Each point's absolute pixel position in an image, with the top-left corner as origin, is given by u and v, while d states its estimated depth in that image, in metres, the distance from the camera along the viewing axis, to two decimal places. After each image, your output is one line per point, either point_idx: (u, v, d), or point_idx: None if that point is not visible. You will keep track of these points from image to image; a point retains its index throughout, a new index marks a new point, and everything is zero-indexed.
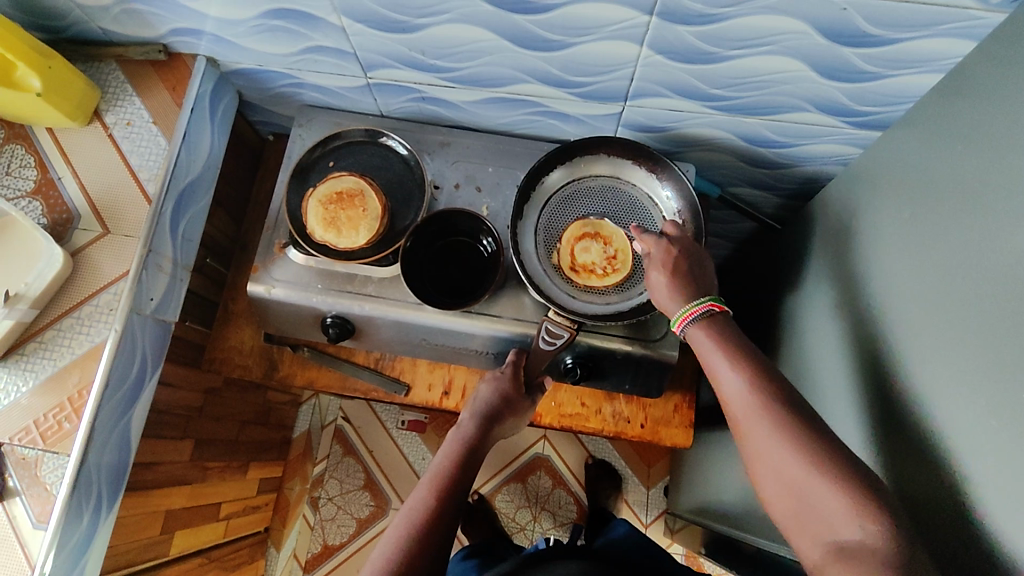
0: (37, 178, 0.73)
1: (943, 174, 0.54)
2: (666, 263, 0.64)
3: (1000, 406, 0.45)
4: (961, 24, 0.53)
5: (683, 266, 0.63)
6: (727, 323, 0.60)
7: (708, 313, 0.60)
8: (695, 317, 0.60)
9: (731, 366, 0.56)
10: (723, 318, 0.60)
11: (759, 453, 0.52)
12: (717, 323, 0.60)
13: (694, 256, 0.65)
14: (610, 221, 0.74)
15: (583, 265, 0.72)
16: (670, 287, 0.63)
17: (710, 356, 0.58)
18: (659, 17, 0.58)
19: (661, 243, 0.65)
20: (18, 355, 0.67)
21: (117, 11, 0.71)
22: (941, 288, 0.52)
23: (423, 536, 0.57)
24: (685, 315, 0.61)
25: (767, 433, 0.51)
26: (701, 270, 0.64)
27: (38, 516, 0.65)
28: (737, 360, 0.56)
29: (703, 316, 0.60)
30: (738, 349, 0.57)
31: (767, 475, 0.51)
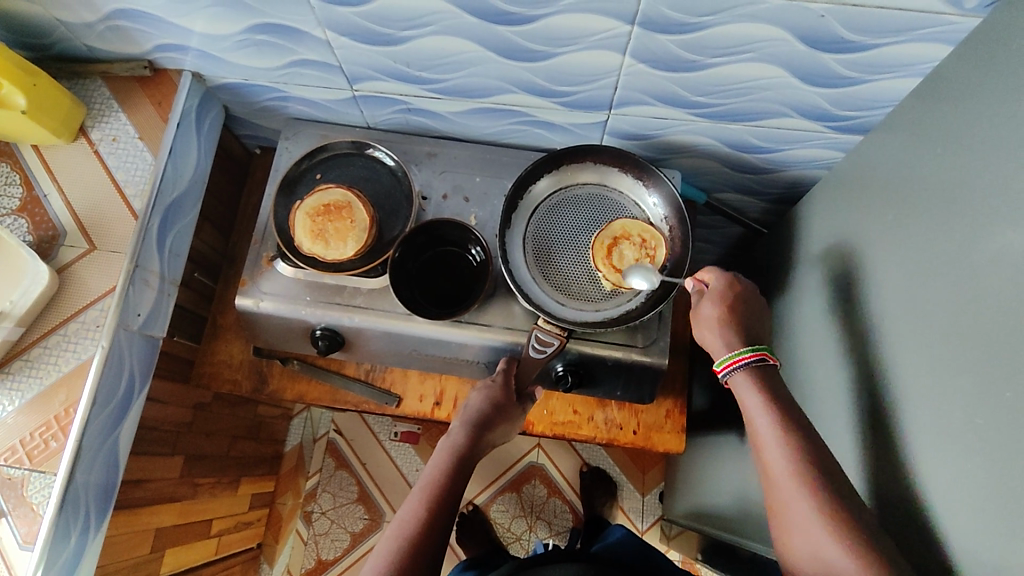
0: (22, 196, 0.73)
1: (922, 177, 0.55)
2: (724, 304, 0.66)
3: (981, 405, 0.45)
4: (936, 29, 0.54)
5: (738, 310, 0.66)
6: (774, 378, 0.61)
7: (758, 361, 0.62)
8: (745, 363, 0.62)
9: (777, 425, 0.57)
10: (771, 370, 0.62)
11: (790, 509, 0.54)
12: (767, 377, 0.61)
13: (750, 304, 0.67)
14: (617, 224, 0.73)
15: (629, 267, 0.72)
16: (723, 326, 0.65)
17: (755, 410, 0.59)
18: (641, 27, 0.59)
19: (723, 283, 0.68)
20: (3, 374, 0.67)
21: (101, 28, 0.71)
22: (920, 290, 0.53)
23: (414, 547, 0.56)
24: (731, 360, 0.62)
25: (803, 497, 0.53)
26: (753, 319, 0.66)
27: (23, 536, 0.64)
28: (785, 420, 0.57)
29: (750, 365, 0.61)
30: (787, 410, 0.58)
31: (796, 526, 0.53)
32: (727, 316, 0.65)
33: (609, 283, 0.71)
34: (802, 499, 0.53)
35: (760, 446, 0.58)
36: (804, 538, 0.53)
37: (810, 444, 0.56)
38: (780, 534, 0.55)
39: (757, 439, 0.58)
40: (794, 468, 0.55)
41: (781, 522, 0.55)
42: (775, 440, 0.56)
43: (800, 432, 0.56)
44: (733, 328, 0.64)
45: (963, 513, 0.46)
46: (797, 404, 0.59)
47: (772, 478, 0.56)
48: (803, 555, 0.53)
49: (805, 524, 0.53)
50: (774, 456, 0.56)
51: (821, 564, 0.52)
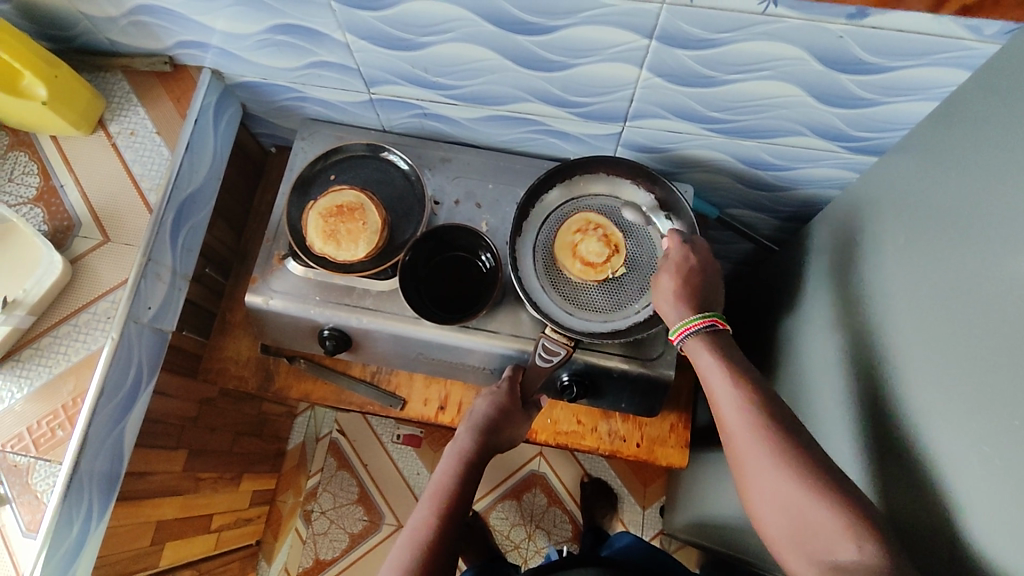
0: (39, 185, 0.74)
1: (936, 200, 0.55)
2: (678, 275, 0.65)
3: (989, 433, 0.45)
4: (954, 54, 0.54)
5: (693, 281, 0.65)
6: (728, 344, 0.61)
7: (709, 327, 0.62)
8: (695, 330, 0.62)
9: (729, 379, 0.57)
10: (724, 336, 0.62)
11: (752, 472, 0.53)
12: (719, 341, 0.61)
13: (709, 274, 0.66)
14: (558, 240, 0.73)
15: (608, 242, 0.72)
16: (673, 296, 0.64)
17: (712, 375, 0.59)
18: (659, 41, 0.59)
19: (682, 251, 0.67)
20: (13, 361, 0.67)
21: (124, 23, 0.72)
22: (930, 313, 0.53)
23: (428, 555, 0.57)
24: (683, 328, 0.62)
25: (757, 443, 0.53)
26: (710, 289, 0.65)
27: (28, 524, 0.64)
28: (736, 373, 0.57)
29: (704, 330, 0.61)
30: (740, 371, 0.58)
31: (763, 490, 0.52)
32: (680, 286, 0.65)
33: (621, 272, 0.72)
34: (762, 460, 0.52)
35: (715, 402, 0.58)
36: (769, 501, 0.51)
37: (764, 396, 0.56)
38: (749, 503, 0.53)
39: (717, 406, 0.58)
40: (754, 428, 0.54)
41: (750, 491, 0.53)
42: (731, 400, 0.56)
43: (758, 392, 0.56)
44: (686, 297, 0.64)
45: (974, 541, 0.46)
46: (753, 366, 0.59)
47: (728, 432, 0.56)
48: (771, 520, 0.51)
49: (773, 484, 0.51)
50: (728, 410, 0.56)
51: (783, 510, 0.50)
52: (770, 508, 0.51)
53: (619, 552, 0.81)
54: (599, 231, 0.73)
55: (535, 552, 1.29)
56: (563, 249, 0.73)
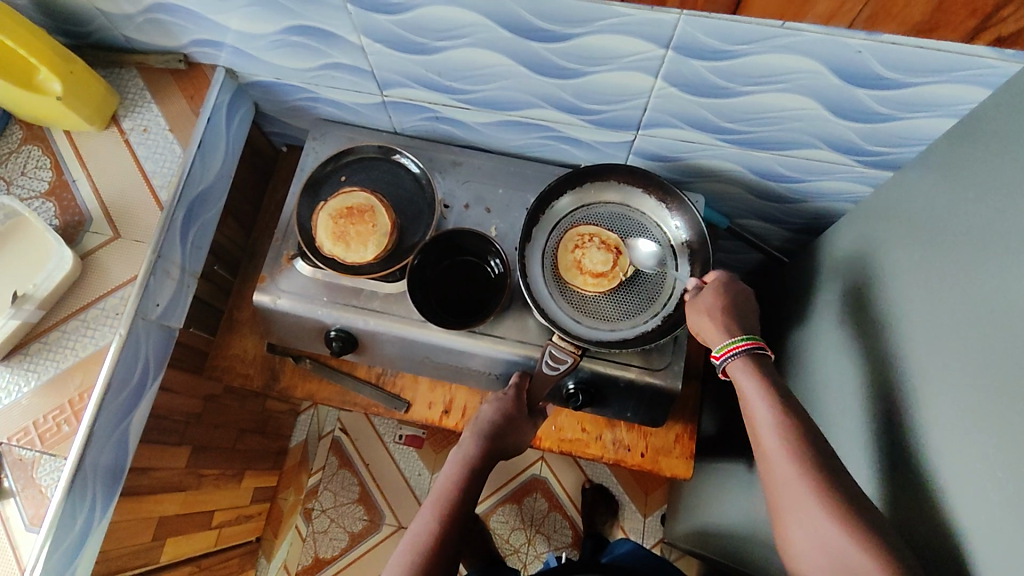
0: (51, 179, 0.74)
1: (954, 218, 0.54)
2: (719, 294, 0.65)
3: (1003, 458, 0.44)
4: (975, 71, 0.54)
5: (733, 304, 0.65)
6: (770, 367, 0.60)
7: (751, 350, 0.60)
8: (740, 350, 0.60)
9: (772, 406, 0.56)
10: (765, 359, 0.61)
11: (783, 485, 0.53)
12: (763, 366, 0.60)
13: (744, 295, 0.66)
14: (563, 263, 0.72)
15: (604, 245, 0.72)
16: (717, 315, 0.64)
17: (748, 390, 0.58)
18: (675, 51, 0.58)
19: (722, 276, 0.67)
20: (21, 355, 0.68)
21: (141, 20, 0.72)
22: (944, 333, 0.52)
23: (429, 564, 0.57)
24: (731, 347, 0.61)
25: (798, 475, 0.52)
26: (748, 315, 0.65)
27: (30, 518, 0.64)
28: (779, 401, 0.56)
29: (746, 353, 0.60)
30: (779, 387, 0.58)
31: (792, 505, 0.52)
32: (723, 305, 0.64)
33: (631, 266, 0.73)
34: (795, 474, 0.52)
35: (756, 429, 0.57)
36: (797, 513, 0.51)
37: (807, 427, 0.54)
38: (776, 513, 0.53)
39: (751, 418, 0.57)
40: (785, 443, 0.54)
41: (778, 500, 0.53)
42: (766, 412, 0.56)
43: (793, 406, 0.56)
44: (730, 318, 0.63)
45: (983, 567, 0.44)
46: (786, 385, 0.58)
47: (767, 460, 0.55)
48: (798, 532, 0.51)
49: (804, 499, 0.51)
50: (770, 440, 0.55)
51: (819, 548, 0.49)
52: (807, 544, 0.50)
53: (619, 559, 0.81)
54: (593, 243, 0.73)
55: (534, 556, 1.29)
56: (569, 269, 0.72)
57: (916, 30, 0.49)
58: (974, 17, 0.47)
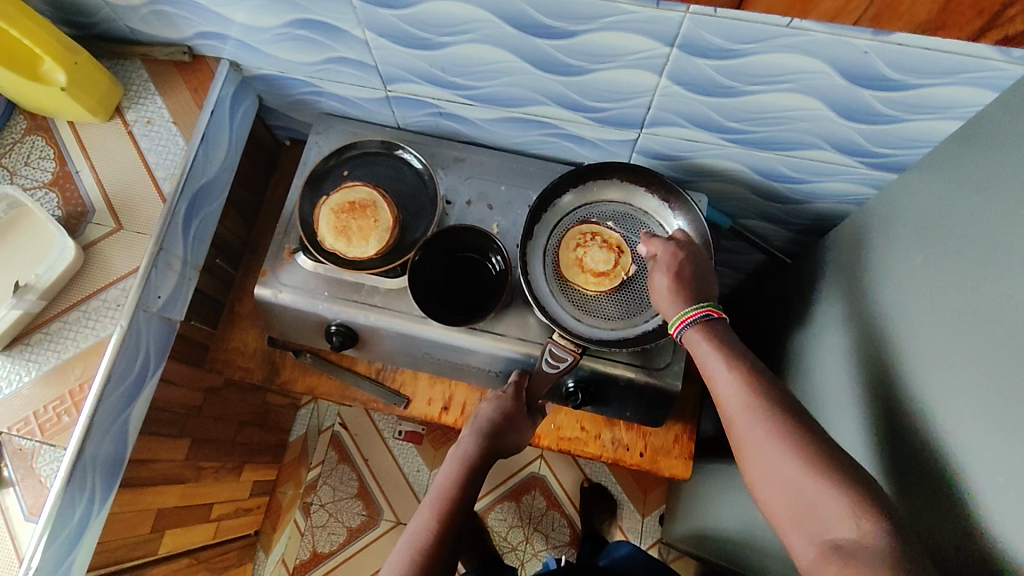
0: (54, 170, 0.74)
1: (957, 222, 0.54)
2: (669, 271, 0.64)
3: (1004, 465, 0.44)
4: (982, 74, 0.53)
5: (686, 274, 0.63)
6: (727, 330, 0.60)
7: (706, 317, 0.60)
8: (693, 321, 0.60)
9: (728, 366, 0.56)
10: (721, 324, 0.60)
11: (752, 453, 0.52)
12: (718, 331, 0.59)
13: (699, 264, 0.65)
14: (563, 266, 0.72)
15: (600, 241, 0.73)
16: (669, 292, 0.63)
17: (708, 358, 0.58)
18: (680, 49, 0.58)
19: (668, 247, 0.65)
20: (23, 345, 0.68)
21: (146, 12, 0.72)
22: (947, 338, 0.52)
23: (427, 562, 0.56)
24: (681, 320, 0.61)
25: (762, 432, 0.51)
26: (706, 279, 0.64)
27: (30, 508, 0.64)
28: (734, 361, 0.56)
29: (701, 320, 0.60)
30: (735, 351, 0.57)
31: (764, 473, 0.51)
32: (673, 278, 0.63)
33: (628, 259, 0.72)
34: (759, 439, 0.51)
35: (720, 398, 0.56)
36: (767, 479, 0.50)
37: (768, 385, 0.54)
38: (752, 486, 0.52)
39: (715, 387, 0.57)
40: (751, 410, 0.53)
41: (750, 471, 0.52)
42: (727, 378, 0.55)
43: (752, 370, 0.55)
44: (685, 289, 0.63)
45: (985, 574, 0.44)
46: (747, 348, 0.58)
47: (733, 426, 0.54)
48: (772, 499, 0.50)
49: (770, 462, 0.50)
50: (735, 406, 0.54)
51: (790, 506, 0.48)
52: (780, 504, 0.49)
53: (617, 559, 0.81)
54: (591, 243, 0.73)
55: (532, 555, 1.29)
56: (569, 270, 0.72)
57: (922, 29, 0.48)
58: (982, 18, 0.47)
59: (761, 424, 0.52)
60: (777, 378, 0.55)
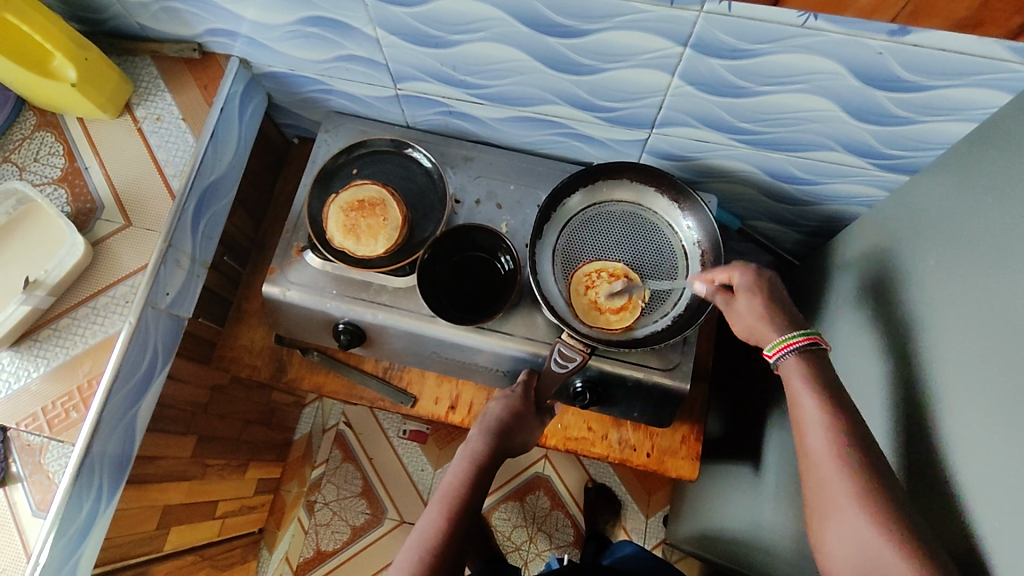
0: (64, 166, 0.74)
1: (971, 225, 0.54)
2: (759, 294, 0.63)
3: (1017, 467, 0.44)
4: (996, 75, 0.53)
5: (775, 296, 0.63)
6: (826, 365, 0.58)
7: (809, 345, 0.59)
8: (795, 347, 0.59)
9: (823, 410, 0.54)
10: (820, 354, 0.59)
11: (824, 493, 0.52)
12: (817, 363, 0.58)
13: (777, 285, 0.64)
14: (580, 308, 0.71)
15: (597, 275, 0.72)
16: (764, 314, 0.62)
17: (798, 390, 0.57)
18: (693, 49, 0.58)
19: (745, 271, 0.65)
20: (31, 341, 0.68)
21: (156, 8, 0.72)
22: (961, 341, 0.51)
23: (439, 561, 0.57)
24: (783, 345, 0.59)
25: (846, 480, 0.51)
26: (788, 302, 0.63)
27: (38, 503, 0.65)
28: (833, 407, 0.55)
29: (801, 349, 0.58)
30: (833, 390, 0.56)
31: (832, 515, 0.51)
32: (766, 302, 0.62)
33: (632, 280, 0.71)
34: (835, 482, 0.51)
35: (802, 429, 0.56)
36: (835, 520, 0.51)
37: (853, 430, 0.53)
38: (814, 519, 0.53)
39: (798, 420, 0.56)
40: (836, 450, 0.52)
41: (817, 507, 0.53)
42: (817, 416, 0.55)
43: (846, 412, 0.54)
44: (777, 312, 0.62)
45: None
46: (846, 390, 0.57)
47: (813, 464, 0.54)
48: (834, 541, 0.51)
49: (843, 503, 0.50)
50: (817, 444, 0.54)
51: (857, 556, 0.49)
52: (844, 550, 0.50)
53: (622, 559, 0.81)
54: (597, 280, 0.71)
55: (535, 555, 1.29)
56: (585, 309, 0.71)
57: (959, 25, 0.48)
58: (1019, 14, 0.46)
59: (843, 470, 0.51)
60: (863, 421, 0.54)
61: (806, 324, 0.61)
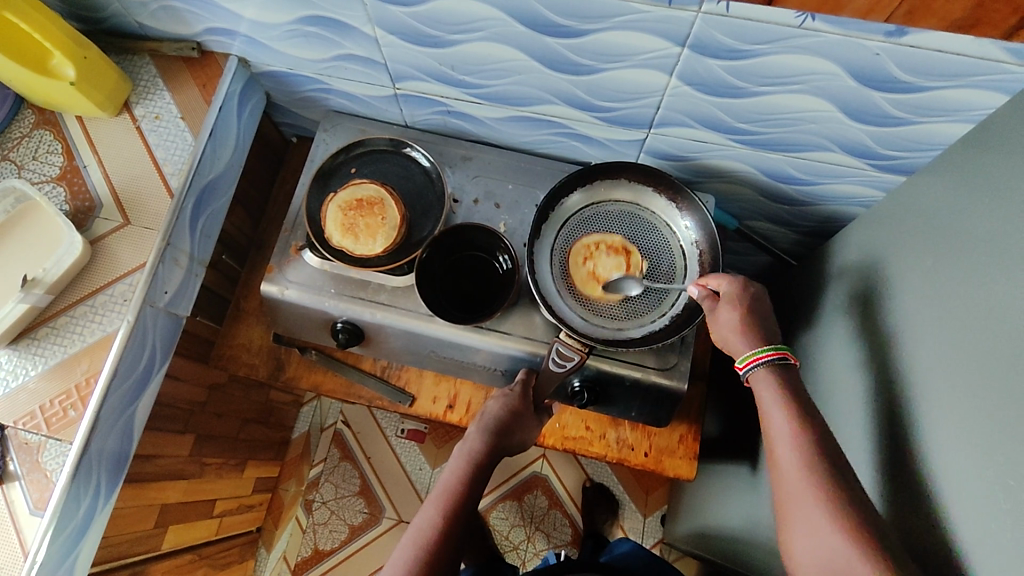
0: (62, 164, 0.74)
1: (966, 226, 0.54)
2: (739, 307, 0.63)
3: (1011, 467, 0.44)
4: (993, 77, 0.53)
5: (755, 309, 0.63)
6: (796, 379, 0.59)
7: (780, 359, 0.60)
8: (765, 361, 0.60)
9: (792, 420, 0.55)
10: (790, 369, 0.60)
11: (793, 503, 0.53)
12: (788, 377, 0.59)
13: (760, 299, 0.64)
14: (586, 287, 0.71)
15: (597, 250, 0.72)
16: (740, 327, 0.62)
17: (768, 403, 0.58)
18: (691, 50, 0.58)
19: (733, 282, 0.65)
20: (29, 339, 0.68)
21: (155, 7, 0.72)
22: (956, 341, 0.51)
23: (436, 558, 0.57)
24: (754, 358, 0.60)
25: (812, 490, 0.51)
26: (768, 317, 0.64)
27: (35, 502, 0.65)
28: (801, 417, 0.56)
29: (772, 363, 0.60)
30: (802, 404, 0.57)
31: (800, 524, 0.51)
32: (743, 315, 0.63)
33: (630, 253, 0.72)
34: (802, 492, 0.52)
35: (771, 442, 0.56)
36: (805, 526, 0.51)
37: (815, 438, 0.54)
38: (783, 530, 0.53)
39: (767, 432, 0.57)
40: (803, 460, 0.53)
41: (786, 517, 0.53)
42: (784, 427, 0.56)
43: (813, 425, 0.55)
44: (753, 327, 0.62)
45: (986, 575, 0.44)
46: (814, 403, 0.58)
47: (780, 475, 0.54)
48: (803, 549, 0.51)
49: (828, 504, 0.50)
50: (785, 455, 0.54)
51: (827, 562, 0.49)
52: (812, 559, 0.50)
53: (619, 559, 0.81)
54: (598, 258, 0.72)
55: (533, 554, 1.29)
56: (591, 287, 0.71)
57: (956, 26, 0.48)
58: (1014, 15, 0.46)
59: (808, 479, 0.52)
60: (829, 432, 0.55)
61: (778, 339, 0.62)
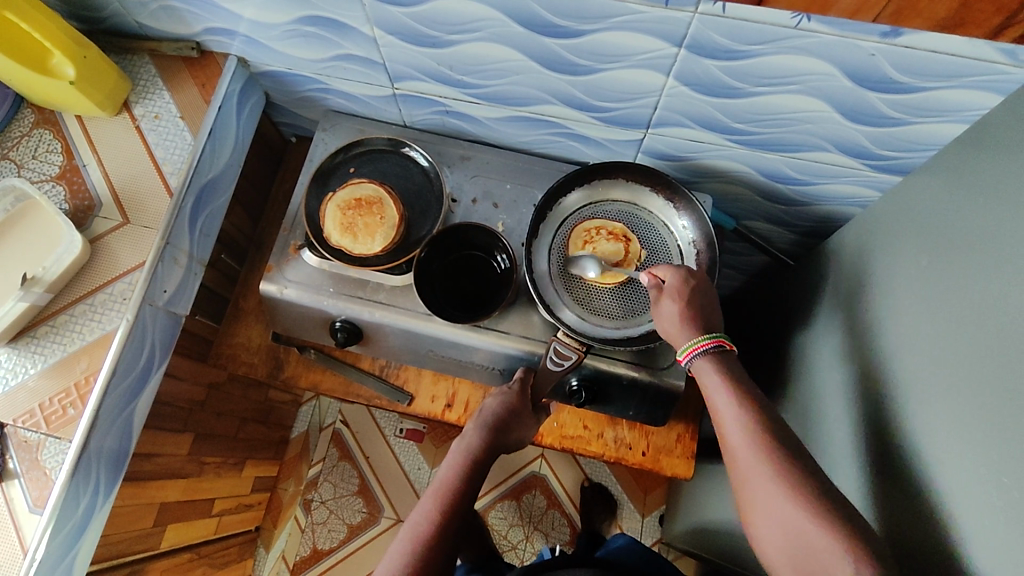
0: (61, 163, 0.75)
1: (960, 224, 0.54)
2: (680, 298, 0.63)
3: (1006, 464, 0.44)
4: (987, 77, 0.54)
5: (697, 301, 0.63)
6: (735, 364, 0.61)
7: (717, 347, 0.61)
8: (704, 350, 0.61)
9: (739, 405, 0.56)
10: (729, 356, 0.61)
11: (751, 487, 0.53)
12: (728, 363, 0.60)
13: (705, 290, 0.65)
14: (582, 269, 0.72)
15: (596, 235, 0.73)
16: (679, 319, 0.62)
17: (716, 391, 0.58)
18: (688, 50, 0.59)
19: (678, 274, 0.65)
20: (29, 337, 0.68)
21: (155, 7, 0.72)
22: (951, 339, 0.52)
23: (431, 555, 0.57)
24: (692, 348, 0.61)
25: (769, 472, 0.52)
26: (713, 308, 0.64)
27: (35, 500, 0.65)
28: (743, 399, 0.57)
29: (712, 351, 0.61)
30: (744, 388, 0.58)
31: (762, 509, 0.51)
32: (684, 306, 0.63)
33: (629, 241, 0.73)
34: (760, 475, 0.52)
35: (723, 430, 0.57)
36: (768, 510, 0.51)
37: (780, 427, 0.55)
38: (747, 517, 0.53)
39: (719, 421, 0.57)
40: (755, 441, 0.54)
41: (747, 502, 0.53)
42: (733, 412, 0.56)
43: (759, 407, 0.56)
44: (694, 317, 0.62)
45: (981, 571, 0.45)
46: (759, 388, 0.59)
47: (738, 461, 0.54)
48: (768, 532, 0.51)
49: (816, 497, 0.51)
50: (739, 441, 0.55)
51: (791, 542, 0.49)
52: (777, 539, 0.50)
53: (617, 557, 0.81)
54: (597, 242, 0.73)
55: (531, 553, 1.29)
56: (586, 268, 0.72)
57: (941, 26, 0.48)
58: (999, 15, 0.46)
59: (764, 460, 0.52)
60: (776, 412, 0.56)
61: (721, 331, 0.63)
